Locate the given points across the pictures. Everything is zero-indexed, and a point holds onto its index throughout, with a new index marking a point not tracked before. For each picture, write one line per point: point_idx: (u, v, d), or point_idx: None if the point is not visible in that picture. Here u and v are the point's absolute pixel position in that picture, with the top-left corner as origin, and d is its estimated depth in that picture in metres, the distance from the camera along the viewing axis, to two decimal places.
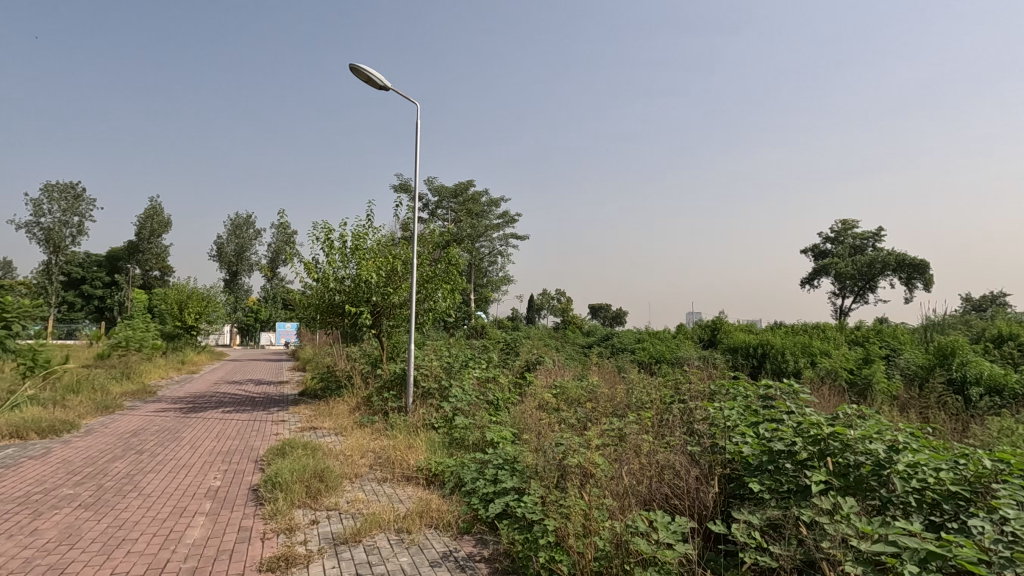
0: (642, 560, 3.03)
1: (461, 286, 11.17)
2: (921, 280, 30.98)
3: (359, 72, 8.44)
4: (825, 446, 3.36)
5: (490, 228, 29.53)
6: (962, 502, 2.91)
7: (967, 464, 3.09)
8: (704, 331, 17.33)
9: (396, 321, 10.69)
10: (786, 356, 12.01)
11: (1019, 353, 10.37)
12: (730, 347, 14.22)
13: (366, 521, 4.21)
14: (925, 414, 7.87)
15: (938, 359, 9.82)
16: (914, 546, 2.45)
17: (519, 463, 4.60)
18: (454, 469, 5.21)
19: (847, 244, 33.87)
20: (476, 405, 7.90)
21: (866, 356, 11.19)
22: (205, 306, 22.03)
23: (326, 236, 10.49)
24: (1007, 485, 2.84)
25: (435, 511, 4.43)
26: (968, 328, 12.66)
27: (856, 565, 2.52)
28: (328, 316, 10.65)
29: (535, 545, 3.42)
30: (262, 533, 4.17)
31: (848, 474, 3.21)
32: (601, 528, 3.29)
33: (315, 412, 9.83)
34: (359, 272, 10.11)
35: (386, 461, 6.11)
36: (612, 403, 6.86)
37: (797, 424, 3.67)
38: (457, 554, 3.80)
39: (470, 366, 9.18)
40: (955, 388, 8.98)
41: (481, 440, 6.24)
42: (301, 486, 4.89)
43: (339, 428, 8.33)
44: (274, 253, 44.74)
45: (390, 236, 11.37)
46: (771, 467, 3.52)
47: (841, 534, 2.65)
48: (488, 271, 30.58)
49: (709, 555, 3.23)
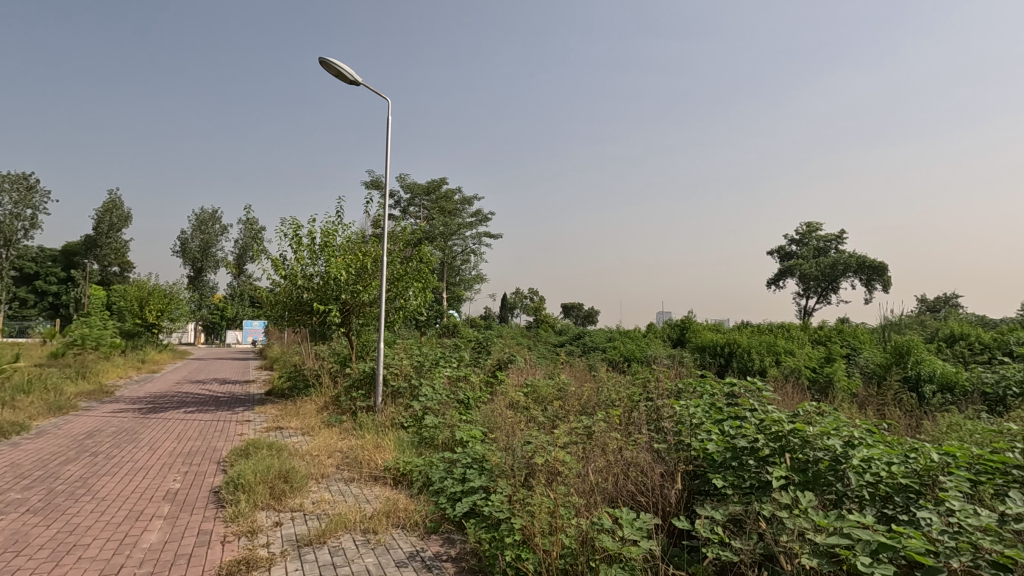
0: (607, 557, 3.06)
1: (433, 285, 11.11)
2: (880, 281, 32.12)
3: (329, 66, 8.29)
4: (785, 443, 3.46)
5: (463, 226, 29.38)
6: (912, 494, 3.02)
7: (917, 458, 3.23)
8: (673, 330, 17.61)
9: (366, 320, 10.54)
10: (752, 355, 12.27)
11: (970, 352, 10.84)
12: (698, 346, 14.48)
13: (331, 521, 4.15)
14: (883, 410, 8.15)
15: (895, 358, 10.18)
16: (867, 538, 2.53)
17: (487, 463, 4.59)
18: (422, 469, 5.17)
19: (811, 247, 34.92)
20: (447, 404, 7.86)
21: (828, 355, 11.54)
22: (167, 303, 21.36)
23: (293, 232, 10.26)
24: (953, 477, 2.98)
25: (402, 511, 4.38)
26: (922, 328, 13.20)
27: (812, 558, 2.58)
28: (295, 314, 10.44)
29: (501, 544, 3.41)
30: (223, 536, 4.06)
31: (807, 469, 3.29)
32: (567, 526, 3.30)
33: (281, 412, 9.63)
34: (328, 270, 9.95)
35: (353, 461, 6.02)
36: (582, 401, 6.91)
37: (759, 421, 3.78)
38: (424, 554, 3.77)
39: (440, 366, 9.12)
40: (910, 386, 9.35)
41: (450, 440, 6.21)
42: (265, 487, 4.78)
43: (306, 428, 8.18)
44: (240, 250, 43.65)
45: (360, 234, 11.22)
46: (735, 464, 3.60)
47: (798, 528, 2.72)
48: (460, 270, 30.47)
49: (673, 551, 3.28)
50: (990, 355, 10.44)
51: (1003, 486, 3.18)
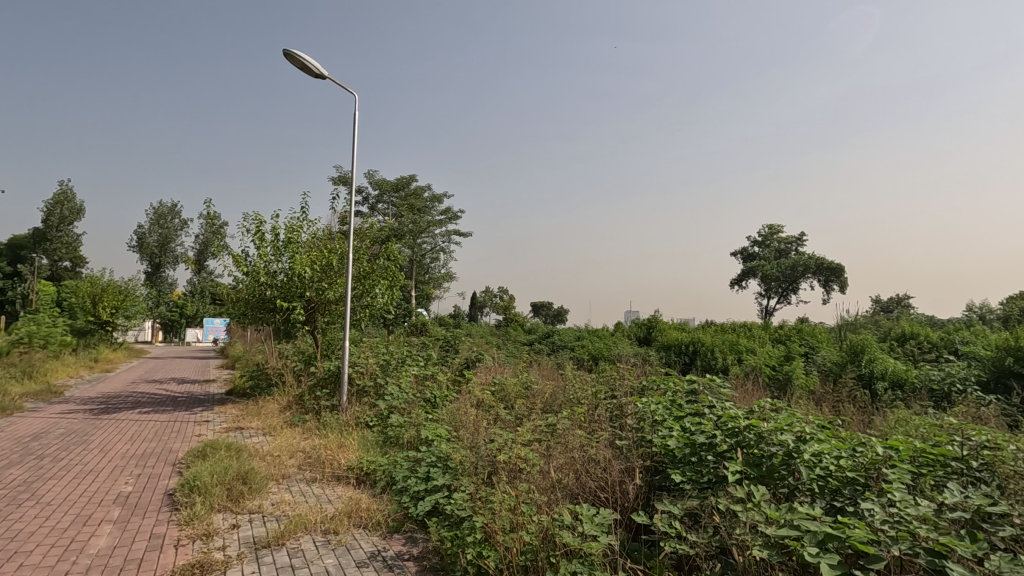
0: (567, 552, 3.08)
1: (401, 283, 11.02)
2: (837, 283, 33.35)
3: (294, 58, 8.12)
4: (741, 438, 3.59)
5: (433, 224, 29.16)
6: (859, 487, 3.17)
7: (864, 452, 3.38)
8: (640, 329, 17.92)
9: (331, 317, 10.37)
10: (715, 353, 12.55)
11: (919, 350, 11.36)
12: (664, 345, 14.76)
13: (291, 522, 4.07)
14: (838, 407, 8.46)
15: (850, 356, 10.58)
16: (814, 529, 2.63)
17: (451, 461, 4.58)
18: (386, 468, 5.13)
19: (772, 248, 35.94)
20: (413, 402, 7.84)
21: (788, 354, 11.91)
22: (122, 300, 20.54)
23: (256, 228, 10.02)
24: (896, 470, 3.13)
25: (365, 511, 4.34)
26: (876, 327, 13.77)
27: (762, 549, 2.66)
28: (257, 312, 10.19)
29: (463, 542, 3.42)
30: (176, 539, 3.95)
31: (761, 464, 3.41)
32: (528, 522, 3.33)
33: (242, 412, 9.41)
34: (292, 266, 9.75)
35: (315, 461, 5.92)
36: (548, 400, 6.97)
37: (717, 418, 3.91)
38: (385, 553, 3.74)
39: (407, 364, 9.08)
40: (864, 383, 9.75)
41: (416, 438, 6.19)
42: (222, 489, 4.66)
43: (267, 429, 7.99)
44: (201, 245, 42.31)
45: (326, 231, 11.04)
46: (694, 459, 3.69)
47: (751, 521, 2.80)
48: (430, 268, 30.26)
49: (632, 545, 3.34)
50: (937, 354, 10.96)
51: (942, 477, 3.37)
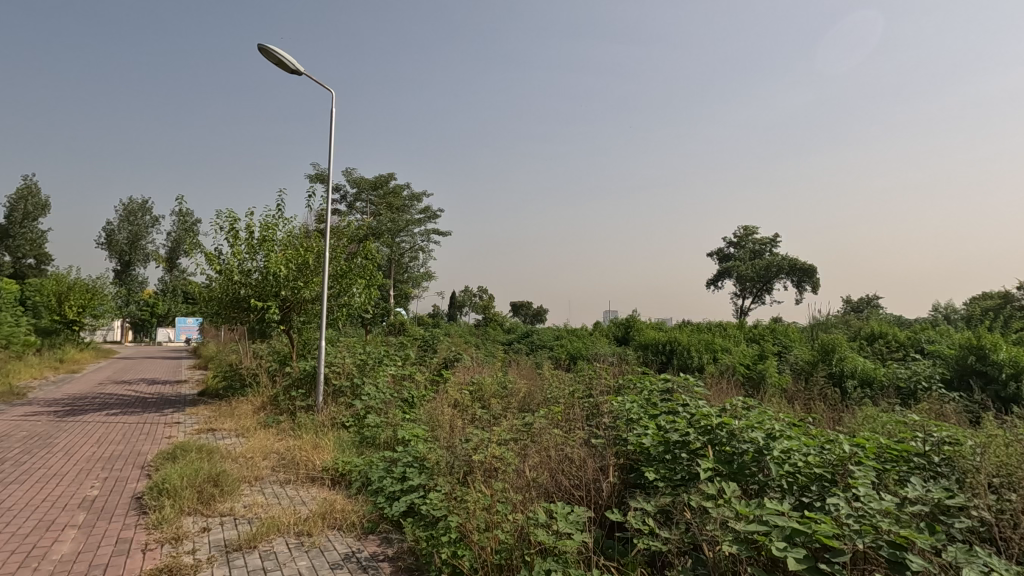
0: (542, 551, 3.10)
1: (379, 282, 10.93)
2: (810, 284, 34.10)
3: (270, 53, 7.99)
4: (714, 436, 3.66)
5: (412, 222, 28.96)
6: (825, 483, 3.25)
7: (831, 449, 3.47)
8: (618, 328, 18.07)
9: (307, 317, 10.23)
10: (691, 352, 12.71)
11: (887, 349, 11.67)
12: (642, 344, 14.92)
13: (263, 524, 4.01)
14: (809, 405, 8.64)
15: (821, 355, 10.83)
16: (782, 524, 2.69)
17: (428, 461, 4.57)
18: (362, 469, 5.09)
19: (747, 249, 36.57)
20: (390, 402, 7.80)
21: (761, 353, 12.15)
22: (90, 298, 19.99)
23: (230, 225, 9.83)
24: (861, 466, 3.23)
25: (339, 512, 4.30)
26: (846, 327, 14.13)
27: (732, 545, 2.71)
28: (231, 311, 10.01)
29: (438, 542, 3.41)
30: (144, 544, 3.85)
31: (733, 461, 3.47)
32: (503, 521, 3.34)
33: (215, 413, 9.22)
34: (267, 265, 9.59)
35: (290, 462, 5.84)
36: (526, 399, 6.99)
37: (691, 416, 3.98)
38: (360, 555, 3.71)
39: (384, 364, 9.02)
40: (835, 381, 9.99)
41: (392, 439, 6.15)
42: (193, 491, 4.57)
43: (240, 430, 7.86)
44: (173, 243, 41.35)
45: (302, 229, 10.89)
46: (667, 457, 3.75)
47: (722, 516, 2.85)
48: (409, 267, 30.07)
49: (606, 542, 3.37)
50: (904, 352, 11.29)
51: (905, 472, 3.48)
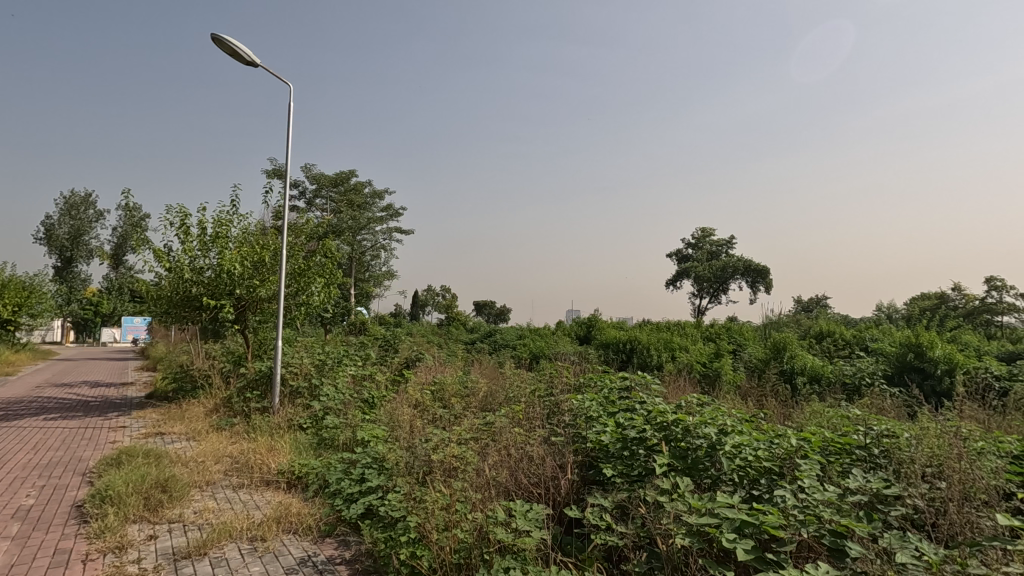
0: (501, 549, 3.11)
1: (339, 281, 10.73)
2: (763, 284, 35.34)
3: (223, 43, 7.73)
4: (669, 433, 3.76)
5: (373, 220, 28.52)
6: (774, 476, 3.38)
7: (779, 444, 3.62)
8: (580, 328, 18.29)
9: (263, 316, 9.95)
10: (651, 351, 12.98)
11: (834, 347, 12.22)
12: (603, 343, 15.14)
13: (214, 530, 3.89)
14: (761, 401, 8.95)
15: (773, 353, 11.25)
16: (731, 516, 2.79)
17: (387, 461, 4.52)
18: (319, 471, 4.99)
19: (705, 250, 37.59)
20: (349, 403, 7.69)
21: (717, 351, 12.52)
22: (26, 297, 18.86)
23: (181, 221, 9.45)
24: (807, 460, 3.37)
25: (295, 516, 4.20)
26: (797, 325, 14.71)
27: (685, 537, 2.78)
28: (181, 310, 9.64)
29: (396, 543, 3.38)
30: (85, 554, 3.68)
31: (687, 456, 3.57)
32: (462, 521, 3.34)
33: (164, 416, 8.86)
34: (221, 262, 9.28)
35: (243, 465, 5.67)
36: (487, 398, 7.01)
37: (648, 414, 4.09)
38: (316, 558, 3.64)
39: (344, 364, 8.88)
40: (786, 378, 10.39)
41: (351, 440, 6.06)
42: (139, 498, 4.38)
43: (191, 433, 7.58)
44: (120, 239, 39.44)
45: (258, 226, 10.59)
46: (625, 454, 3.82)
47: (676, 510, 2.93)
48: (370, 266, 29.60)
49: (564, 539, 3.41)
50: (850, 350, 11.85)
51: (847, 463, 3.67)
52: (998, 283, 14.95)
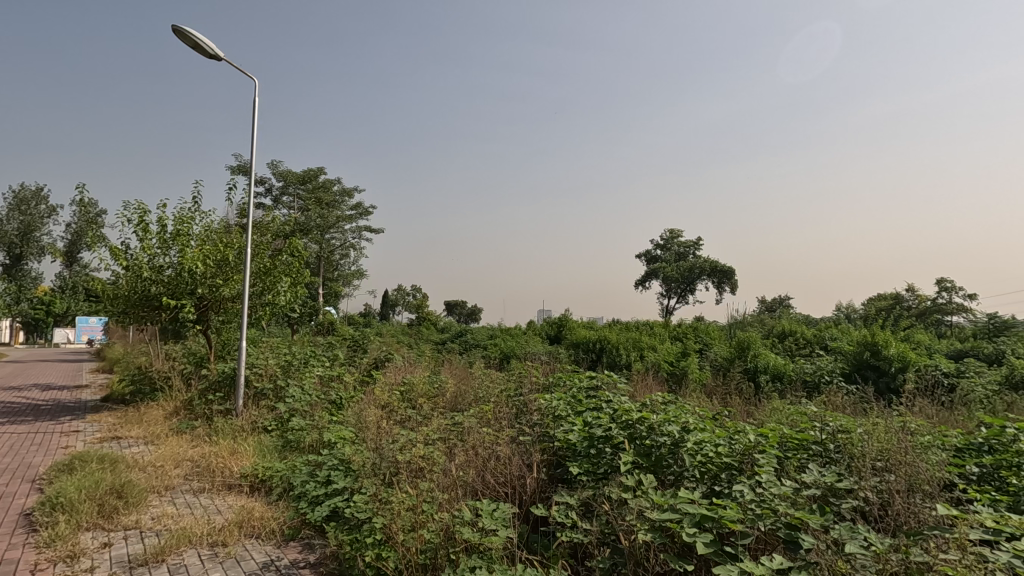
0: (467, 548, 3.12)
1: (306, 280, 10.55)
2: (729, 285, 36.17)
3: (185, 35, 7.51)
4: (634, 431, 3.84)
5: (342, 219, 28.10)
6: (733, 471, 3.48)
7: (739, 440, 3.73)
8: (551, 327, 18.40)
9: (227, 316, 9.70)
10: (620, 350, 13.15)
11: (796, 346, 12.60)
12: (574, 343, 15.27)
13: (173, 536, 3.79)
14: (726, 398, 9.17)
15: (737, 352, 11.55)
16: (691, 511, 2.86)
17: (353, 463, 4.48)
18: (284, 474, 4.91)
19: (673, 251, 38.27)
20: (316, 404, 7.58)
21: (684, 350, 12.78)
22: None
23: (139, 217, 9.13)
24: (764, 455, 3.49)
25: (258, 520, 4.12)
26: (760, 325, 15.13)
27: (647, 533, 2.84)
28: (139, 310, 9.32)
29: (361, 545, 3.36)
30: (34, 564, 3.53)
31: (651, 453, 3.65)
32: (429, 521, 3.34)
33: (120, 420, 8.56)
34: (182, 260, 9.01)
35: (204, 469, 5.52)
36: (457, 398, 7.00)
37: (614, 413, 4.17)
38: (279, 563, 3.59)
39: (311, 364, 8.75)
40: (750, 376, 10.67)
41: (318, 442, 5.97)
42: (92, 505, 4.23)
43: (149, 437, 7.35)
44: (74, 236, 37.85)
45: (222, 224, 10.32)
46: (591, 452, 3.89)
47: (639, 506, 2.99)
48: (339, 265, 29.15)
49: (531, 537, 3.44)
50: (810, 349, 12.25)
51: (805, 458, 3.80)
52: (948, 284, 15.65)
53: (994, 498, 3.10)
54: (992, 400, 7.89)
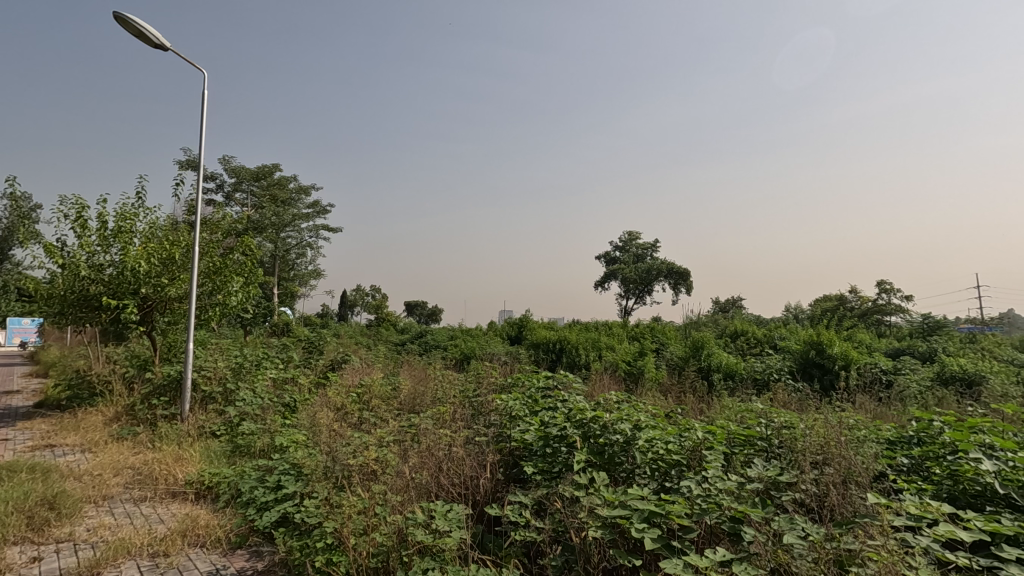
0: (420, 550, 3.11)
1: (259, 280, 10.24)
2: (685, 286, 37.12)
3: (127, 23, 7.18)
4: (588, 430, 3.91)
5: (299, 217, 27.40)
6: (682, 468, 3.58)
7: (688, 437, 3.85)
8: (511, 328, 18.46)
9: (173, 317, 9.31)
10: (579, 350, 13.31)
11: (747, 346, 13.06)
12: (534, 343, 15.37)
13: (110, 548, 3.62)
14: (681, 397, 9.42)
15: (692, 351, 11.89)
16: (641, 507, 2.93)
17: (304, 467, 4.38)
18: (231, 480, 4.76)
19: (632, 253, 39.04)
20: (268, 408, 7.38)
21: (642, 350, 13.05)
22: None
23: (77, 213, 8.66)
24: (711, 452, 3.60)
25: (202, 528, 3.98)
26: (714, 325, 15.60)
27: (597, 530, 2.89)
28: (77, 310, 8.84)
29: (311, 551, 3.30)
30: None
31: (604, 451, 3.73)
32: (382, 524, 3.31)
33: (55, 426, 8.08)
34: (124, 258, 8.59)
35: (146, 477, 5.29)
36: (414, 400, 6.94)
37: (569, 413, 4.23)
38: (224, 572, 3.48)
39: (264, 367, 8.52)
40: (704, 374, 10.99)
41: (269, 446, 5.82)
42: (21, 518, 3.99)
43: (87, 444, 6.98)
44: (6, 232, 35.50)
45: (168, 221, 9.91)
46: (546, 451, 3.93)
47: (591, 504, 3.04)
48: (295, 264, 28.40)
49: (485, 537, 3.45)
50: (760, 348, 12.72)
51: (750, 454, 3.94)
52: (887, 285, 16.53)
53: (920, 488, 3.30)
54: (925, 395, 8.39)
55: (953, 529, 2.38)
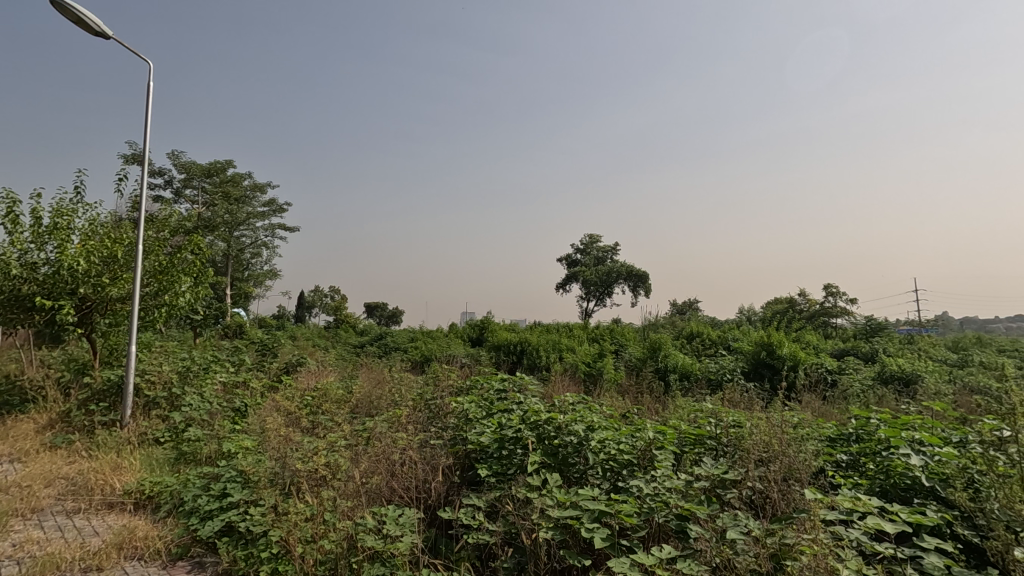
0: (370, 556, 3.06)
1: (209, 280, 9.87)
2: (644, 288, 37.86)
3: (65, 8, 6.81)
4: (543, 431, 3.95)
5: (253, 215, 26.55)
6: (632, 467, 3.65)
7: (640, 437, 3.93)
8: (472, 329, 18.39)
9: (114, 318, 8.86)
10: (540, 352, 13.37)
11: (702, 346, 13.44)
12: (495, 345, 15.36)
13: (36, 564, 3.41)
14: (638, 397, 9.60)
15: (649, 352, 12.13)
16: (591, 507, 2.97)
17: (251, 474, 4.25)
18: (174, 489, 4.57)
19: (592, 255, 39.54)
20: (216, 413, 7.13)
21: (601, 351, 13.23)
22: None
23: (9, 208, 8.15)
24: (661, 451, 3.68)
25: (141, 540, 3.80)
26: (670, 327, 15.98)
27: (548, 531, 2.91)
28: (7, 312, 8.31)
29: (256, 560, 3.22)
30: None
31: (557, 453, 3.76)
32: (331, 531, 3.24)
33: None
34: (60, 256, 8.13)
35: (80, 487, 5.00)
36: (368, 403, 6.83)
37: (524, 415, 4.25)
38: None
39: (213, 371, 8.23)
40: (660, 374, 11.23)
41: (216, 452, 5.61)
42: None
43: (15, 453, 6.56)
44: None
45: (110, 218, 9.44)
46: (500, 453, 3.94)
47: (543, 505, 3.06)
48: (250, 264, 27.51)
49: (438, 541, 3.43)
50: (714, 349, 13.11)
51: (699, 452, 4.07)
52: (833, 288, 17.29)
53: (855, 483, 3.46)
54: (866, 394, 8.82)
55: (880, 521, 2.50)
